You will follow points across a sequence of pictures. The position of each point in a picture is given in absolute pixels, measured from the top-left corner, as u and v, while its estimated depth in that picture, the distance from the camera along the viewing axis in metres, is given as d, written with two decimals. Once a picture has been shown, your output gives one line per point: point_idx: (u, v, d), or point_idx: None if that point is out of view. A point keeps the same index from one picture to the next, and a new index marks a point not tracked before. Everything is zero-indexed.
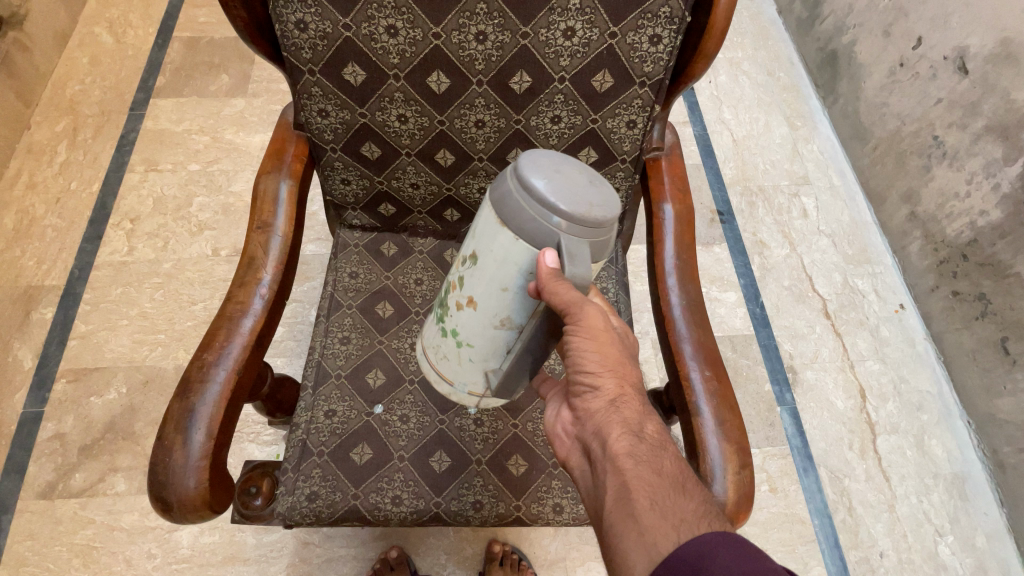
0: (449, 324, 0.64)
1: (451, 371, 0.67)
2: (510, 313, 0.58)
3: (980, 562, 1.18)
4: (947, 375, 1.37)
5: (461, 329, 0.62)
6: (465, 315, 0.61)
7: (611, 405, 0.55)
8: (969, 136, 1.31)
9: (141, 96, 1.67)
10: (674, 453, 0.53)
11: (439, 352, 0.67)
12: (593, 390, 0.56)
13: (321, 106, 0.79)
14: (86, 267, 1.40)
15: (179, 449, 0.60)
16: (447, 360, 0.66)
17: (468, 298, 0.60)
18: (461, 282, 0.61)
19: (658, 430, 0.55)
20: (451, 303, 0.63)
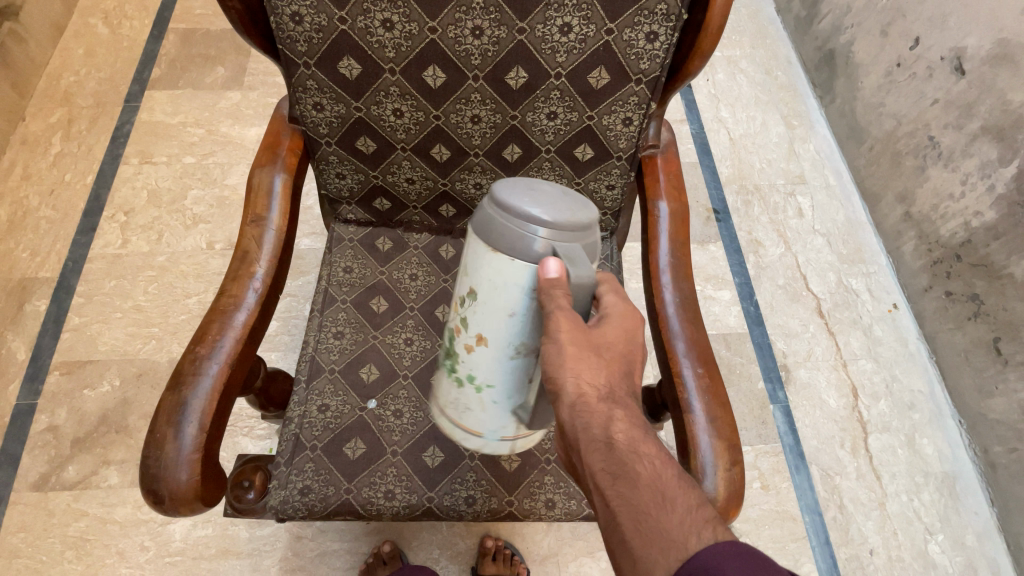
0: (463, 366, 0.63)
1: (467, 417, 0.66)
2: (523, 339, 0.58)
3: (969, 561, 1.19)
4: (939, 375, 1.38)
5: (478, 371, 0.62)
6: (479, 355, 0.61)
7: (573, 409, 0.52)
8: (965, 136, 1.32)
9: (137, 88, 1.66)
10: (649, 455, 0.49)
11: (460, 400, 0.65)
12: (556, 392, 0.53)
13: (317, 99, 0.79)
14: (80, 260, 1.39)
15: (171, 442, 0.60)
16: (474, 409, 0.65)
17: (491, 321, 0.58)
18: (468, 311, 0.60)
19: (627, 427, 0.50)
20: (459, 337, 0.62)
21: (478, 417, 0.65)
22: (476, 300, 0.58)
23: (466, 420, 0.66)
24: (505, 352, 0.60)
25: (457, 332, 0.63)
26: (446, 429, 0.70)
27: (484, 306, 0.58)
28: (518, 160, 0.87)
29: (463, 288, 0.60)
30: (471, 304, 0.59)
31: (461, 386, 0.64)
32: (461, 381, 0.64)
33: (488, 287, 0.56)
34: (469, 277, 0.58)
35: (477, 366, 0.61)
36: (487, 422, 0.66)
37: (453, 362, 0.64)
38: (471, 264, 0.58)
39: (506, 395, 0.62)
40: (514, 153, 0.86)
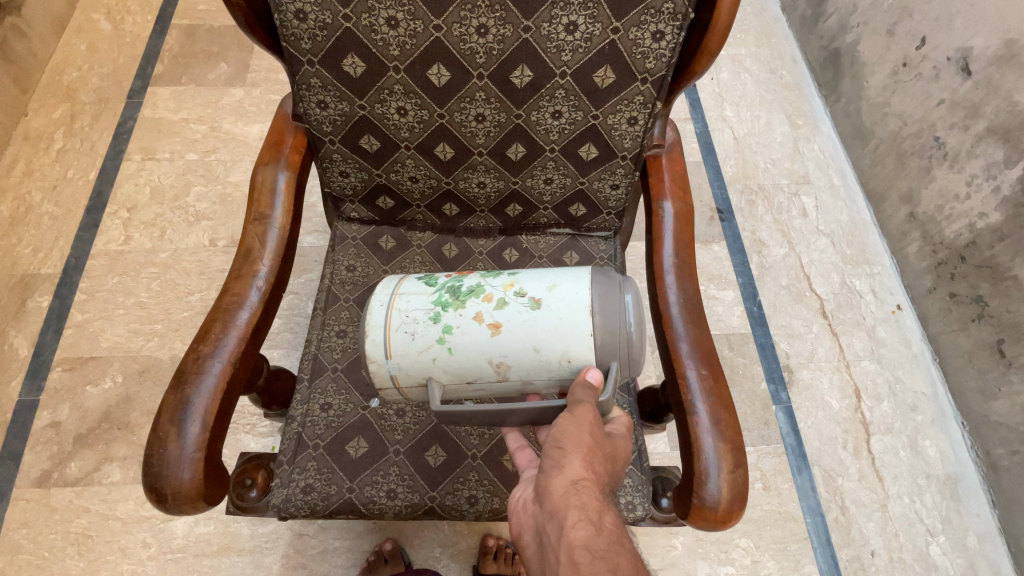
0: (461, 314, 0.64)
1: (399, 339, 0.64)
2: (512, 365, 0.64)
3: (970, 563, 1.19)
4: (942, 376, 1.38)
5: (459, 331, 0.63)
6: (476, 328, 0.63)
7: (572, 486, 0.55)
8: (970, 137, 1.31)
9: (139, 84, 1.66)
10: (631, 551, 0.53)
11: (414, 325, 0.64)
12: (558, 468, 0.57)
13: (321, 97, 0.79)
14: (82, 256, 1.39)
15: (174, 440, 0.60)
16: (412, 340, 0.64)
17: (518, 327, 0.63)
18: (517, 302, 0.64)
19: (616, 524, 0.54)
20: (481, 302, 0.65)
21: (406, 350, 0.64)
22: (530, 310, 0.63)
23: (396, 343, 0.64)
24: (495, 342, 0.63)
25: (490, 293, 0.65)
26: (368, 315, 0.66)
27: (531, 317, 0.63)
28: (522, 159, 0.87)
29: (534, 290, 0.65)
30: (522, 303, 0.64)
31: (434, 320, 0.64)
32: (432, 322, 0.64)
33: (549, 317, 0.63)
34: (548, 292, 0.64)
35: (467, 327, 0.63)
36: (407, 359, 0.64)
37: (452, 302, 0.65)
38: (554, 289, 0.65)
39: (458, 356, 0.63)
40: (518, 152, 0.86)
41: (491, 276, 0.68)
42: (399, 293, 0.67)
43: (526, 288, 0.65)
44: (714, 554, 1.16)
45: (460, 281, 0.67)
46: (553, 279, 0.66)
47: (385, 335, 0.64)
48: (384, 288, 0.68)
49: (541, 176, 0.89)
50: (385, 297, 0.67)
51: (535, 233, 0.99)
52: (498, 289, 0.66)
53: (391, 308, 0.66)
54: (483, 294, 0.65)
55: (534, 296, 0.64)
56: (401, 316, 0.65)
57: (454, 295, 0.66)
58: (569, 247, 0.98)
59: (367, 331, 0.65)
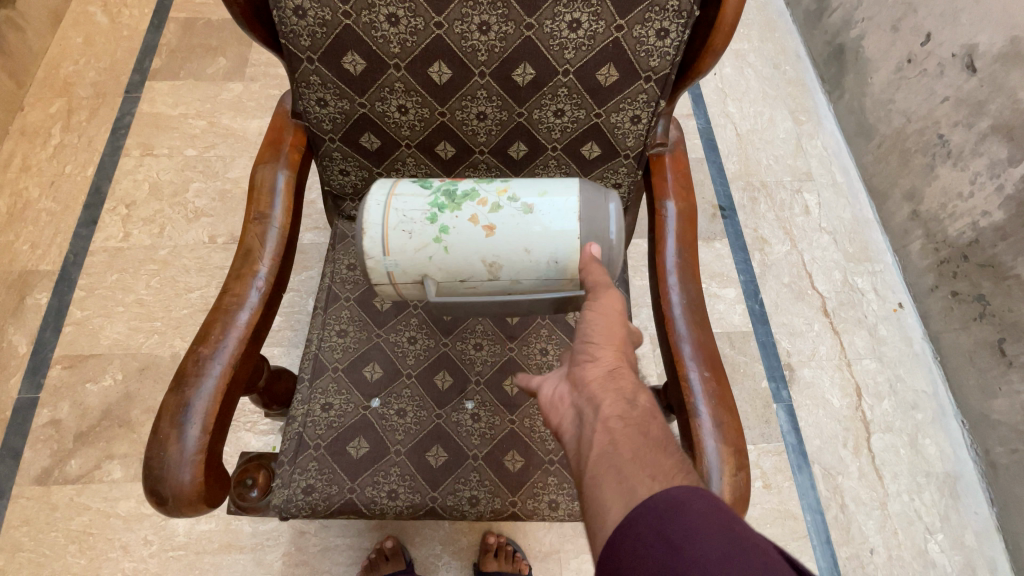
0: (456, 216, 0.63)
1: (400, 236, 0.63)
2: (504, 264, 0.63)
3: (969, 561, 1.20)
4: (943, 375, 1.38)
5: (454, 230, 0.63)
6: (471, 229, 0.63)
7: (608, 374, 0.56)
8: (974, 135, 1.30)
9: (136, 78, 1.64)
10: (662, 423, 0.54)
11: (412, 224, 0.63)
12: (593, 358, 0.58)
13: (321, 94, 0.78)
14: (81, 253, 1.38)
15: (174, 443, 0.60)
16: (410, 238, 0.62)
17: (508, 230, 0.62)
18: (511, 206, 0.63)
19: (648, 401, 0.56)
20: (477, 205, 0.64)
21: (404, 247, 0.63)
22: (522, 214, 0.63)
23: (399, 241, 0.63)
24: (488, 244, 0.62)
25: (484, 198, 0.64)
26: (366, 213, 0.64)
27: (522, 220, 0.63)
28: (524, 158, 0.86)
29: (528, 194, 0.64)
30: (514, 207, 0.63)
31: (431, 220, 0.63)
32: (430, 221, 0.63)
33: (539, 222, 0.62)
34: (540, 196, 0.64)
35: (462, 228, 0.63)
36: (404, 256, 0.63)
37: (447, 204, 0.64)
38: (543, 194, 0.64)
39: (453, 257, 0.63)
40: (520, 151, 0.85)
41: (486, 181, 0.67)
42: (397, 191, 0.65)
43: (519, 193, 0.64)
44: None
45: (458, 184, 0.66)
46: (546, 186, 0.65)
47: (386, 232, 0.63)
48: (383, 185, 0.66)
49: (543, 176, 0.88)
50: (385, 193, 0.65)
51: None
52: (491, 194, 0.65)
53: (388, 207, 0.64)
54: (476, 197, 0.64)
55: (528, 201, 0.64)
56: (403, 214, 0.63)
57: (451, 198, 0.64)
58: None
59: (366, 226, 0.63)
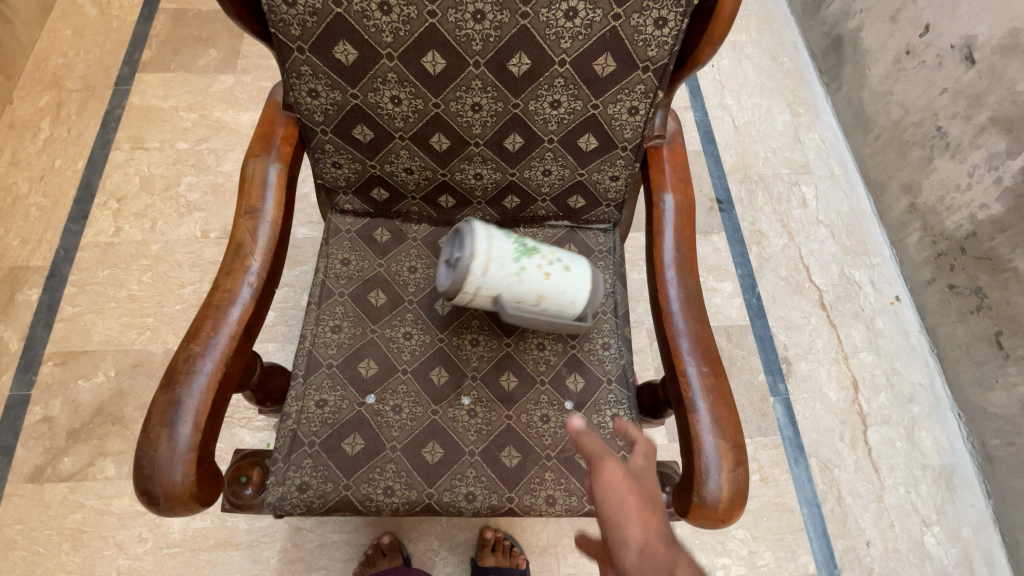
0: (529, 261, 0.73)
1: (495, 265, 0.71)
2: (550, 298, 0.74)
3: (964, 552, 1.20)
4: (939, 368, 1.38)
5: (529, 268, 0.72)
6: (541, 271, 0.73)
7: (643, 556, 0.50)
8: (973, 127, 1.30)
9: (127, 71, 1.61)
10: None
11: (505, 261, 0.71)
12: (623, 542, 0.52)
13: (312, 85, 0.76)
14: (72, 248, 1.37)
15: (165, 442, 0.59)
16: (501, 268, 0.71)
17: (558, 281, 0.73)
18: (566, 265, 0.74)
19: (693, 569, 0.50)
20: (549, 257, 0.74)
21: (497, 273, 0.71)
22: (566, 271, 0.74)
23: (490, 269, 0.71)
24: (544, 288, 0.73)
25: (549, 251, 0.74)
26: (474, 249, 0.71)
27: (568, 276, 0.74)
28: (520, 150, 0.84)
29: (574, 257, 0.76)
30: (567, 265, 0.74)
31: (513, 259, 0.72)
32: (509, 256, 0.72)
33: (576, 280, 0.74)
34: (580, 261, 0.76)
35: (533, 271, 0.72)
36: (492, 279, 0.71)
37: (524, 248, 0.73)
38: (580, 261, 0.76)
39: (518, 288, 0.72)
40: (516, 143, 0.83)
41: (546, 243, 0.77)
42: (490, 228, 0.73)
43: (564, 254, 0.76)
44: (711, 545, 1.16)
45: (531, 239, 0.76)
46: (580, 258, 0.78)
47: (481, 262, 0.71)
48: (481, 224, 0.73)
49: (539, 168, 0.87)
50: (486, 229, 0.72)
51: (533, 226, 0.97)
52: (550, 249, 0.75)
53: (492, 246, 0.71)
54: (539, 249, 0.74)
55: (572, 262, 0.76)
56: (499, 247, 0.72)
57: (529, 246, 0.74)
58: (568, 240, 0.96)
59: (475, 253, 0.70)
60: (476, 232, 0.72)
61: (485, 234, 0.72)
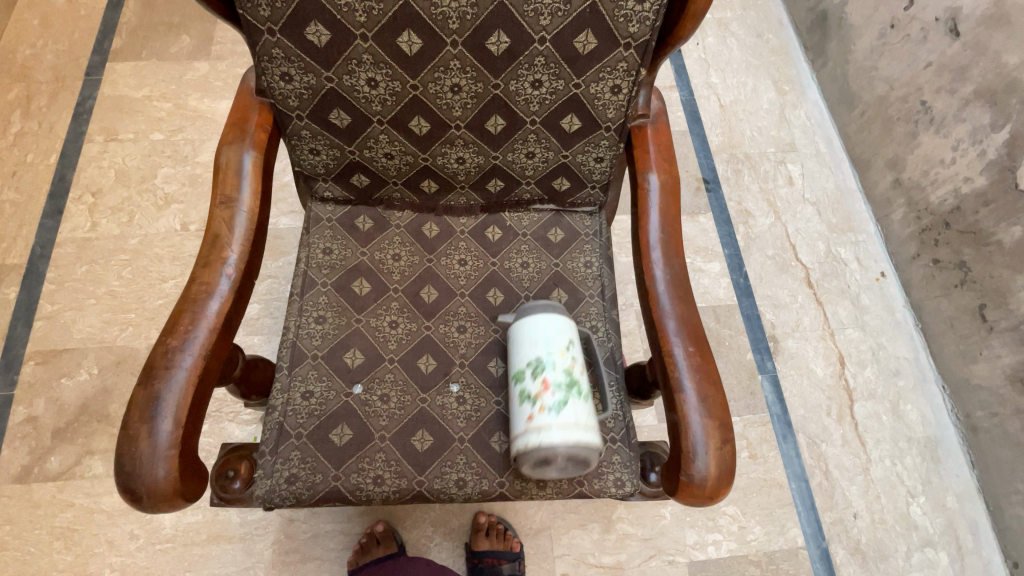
0: (559, 377, 0.73)
1: (581, 420, 0.70)
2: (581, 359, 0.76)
3: (949, 521, 1.23)
4: (924, 342, 1.39)
5: (564, 377, 0.73)
6: (567, 368, 0.74)
7: None
8: (957, 101, 1.30)
9: (97, 60, 1.56)
10: None
11: (557, 403, 0.71)
12: None
13: (284, 69, 0.74)
14: (48, 245, 1.33)
15: (145, 439, 0.58)
16: (573, 411, 0.70)
17: (570, 356, 0.75)
18: (554, 353, 0.74)
19: None
20: (554, 370, 0.73)
21: (578, 408, 0.71)
22: (557, 349, 0.75)
23: (589, 428, 0.70)
24: (581, 379, 0.74)
25: (552, 372, 0.73)
26: (568, 435, 0.69)
27: (562, 345, 0.75)
28: (502, 132, 0.83)
29: (540, 351, 0.75)
30: (555, 352, 0.74)
31: (559, 398, 0.71)
32: (574, 409, 0.70)
33: (557, 337, 0.75)
34: (539, 343, 0.75)
35: (569, 374, 0.73)
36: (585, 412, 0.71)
37: (551, 405, 0.71)
38: (531, 344, 0.76)
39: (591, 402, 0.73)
40: (498, 125, 0.82)
41: (523, 378, 0.75)
42: (537, 427, 0.71)
43: (533, 352, 0.75)
44: (702, 522, 1.18)
45: (527, 384, 0.74)
46: (537, 341, 0.76)
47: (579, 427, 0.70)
48: (539, 440, 0.70)
49: (522, 150, 0.85)
50: (544, 430, 0.70)
51: (519, 210, 0.96)
52: (540, 363, 0.74)
53: (553, 420, 0.70)
54: (543, 376, 0.73)
55: (549, 347, 0.75)
56: (572, 421, 0.70)
57: (557, 406, 0.70)
58: (554, 224, 0.95)
59: (574, 437, 0.69)
60: (556, 447, 0.69)
61: (557, 442, 0.69)
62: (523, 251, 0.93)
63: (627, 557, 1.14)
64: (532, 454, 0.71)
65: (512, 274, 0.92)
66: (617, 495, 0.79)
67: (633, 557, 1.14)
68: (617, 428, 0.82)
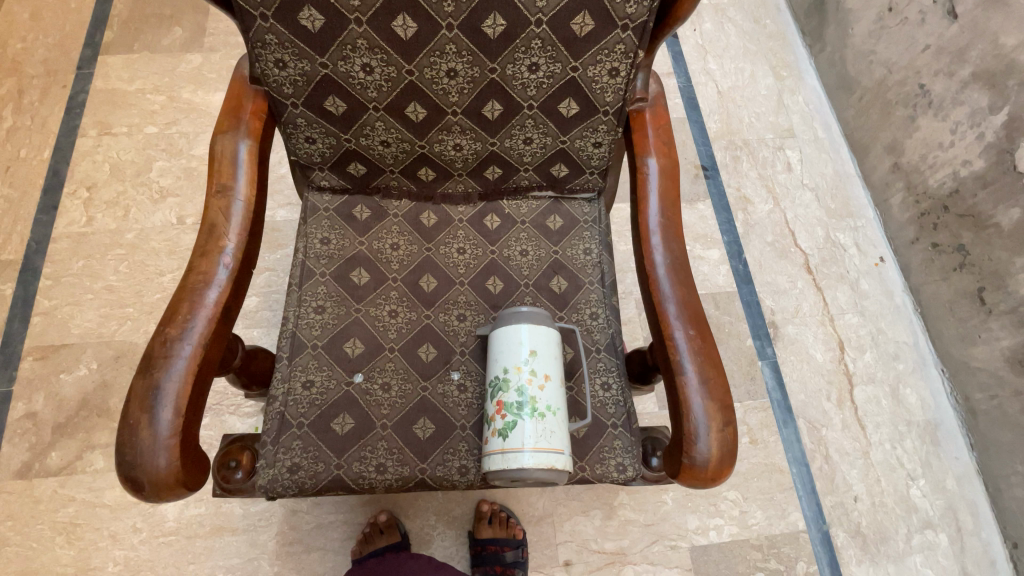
0: (510, 398, 0.73)
1: (532, 441, 0.70)
2: (545, 374, 0.74)
3: (949, 504, 1.24)
4: (923, 326, 1.40)
5: (512, 399, 0.73)
6: (519, 388, 0.73)
7: None
8: (955, 84, 1.30)
9: (88, 53, 1.55)
10: None
11: (507, 428, 0.72)
12: None
13: (278, 56, 0.73)
14: (44, 240, 1.32)
15: (145, 428, 0.57)
16: (521, 432, 0.71)
17: (524, 372, 0.74)
18: (507, 371, 0.75)
19: None
20: (507, 392, 0.73)
21: (527, 429, 0.71)
22: (511, 366, 0.74)
23: (542, 449, 0.70)
24: (536, 395, 0.73)
25: (505, 392, 0.74)
26: (517, 459, 0.70)
27: (516, 361, 0.74)
28: (499, 118, 0.82)
29: (495, 369, 0.76)
30: (508, 370, 0.74)
31: (508, 421, 0.72)
32: (523, 431, 0.71)
33: (511, 353, 0.75)
34: (496, 360, 0.76)
35: (520, 393, 0.73)
36: (534, 433, 0.70)
37: (500, 427, 0.72)
38: (495, 361, 0.77)
39: (553, 419, 0.72)
40: (495, 110, 0.81)
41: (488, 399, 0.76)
42: (491, 450, 0.73)
43: (494, 370, 0.76)
44: (703, 507, 1.18)
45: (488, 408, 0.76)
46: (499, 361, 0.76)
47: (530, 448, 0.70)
48: (492, 464, 0.72)
49: (520, 136, 0.85)
50: (496, 453, 0.72)
51: (517, 198, 0.95)
52: (496, 385, 0.75)
53: (503, 444, 0.71)
54: (497, 397, 0.74)
55: (504, 366, 0.75)
56: (522, 445, 0.70)
57: (504, 431, 0.72)
58: (552, 211, 0.95)
59: (521, 459, 0.70)
60: (510, 469, 0.70)
61: (506, 464, 0.70)
62: (522, 238, 0.93)
63: (629, 543, 1.15)
64: (495, 474, 0.72)
65: (511, 261, 0.92)
66: (619, 479, 0.79)
67: (634, 543, 1.15)
68: (618, 414, 0.82)
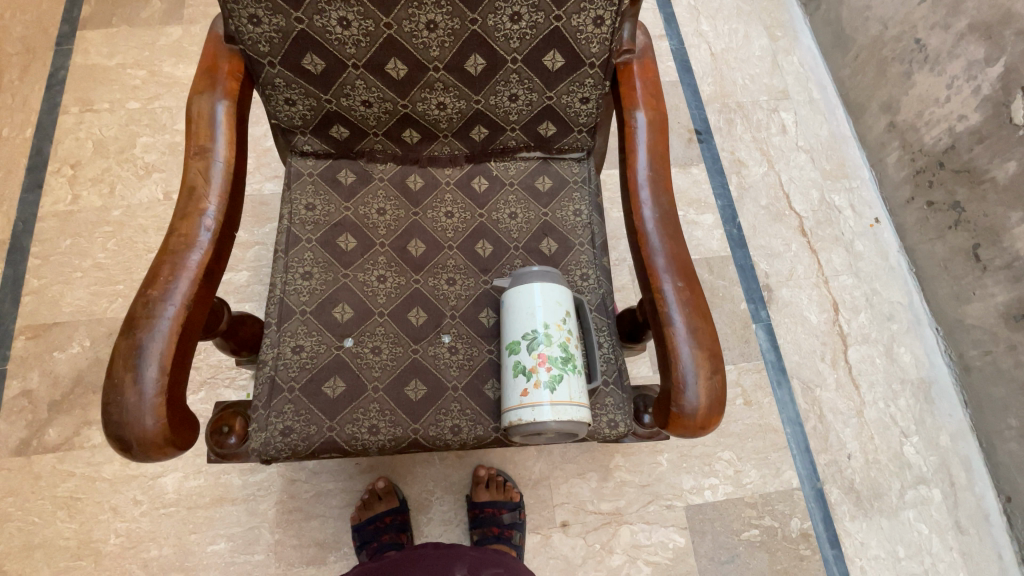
0: (553, 355, 0.72)
1: (577, 395, 0.71)
2: (575, 332, 0.76)
3: (943, 459, 1.25)
4: (918, 285, 1.39)
5: (559, 356, 0.72)
6: (559, 344, 0.73)
7: None
8: (951, 37, 1.28)
9: (67, 29, 1.51)
10: None
11: (556, 381, 0.71)
12: None
13: (252, 10, 0.71)
14: (30, 220, 1.31)
15: (131, 387, 0.57)
16: (566, 386, 0.71)
17: (564, 329, 0.74)
18: (548, 326, 0.73)
19: None
20: (551, 346, 0.73)
21: (571, 384, 0.71)
22: (552, 323, 0.74)
23: (583, 403, 0.72)
24: (575, 351, 0.74)
25: (547, 345, 0.72)
26: (563, 411, 0.70)
27: (555, 317, 0.74)
28: (482, 74, 0.80)
29: (534, 323, 0.74)
30: (550, 325, 0.73)
31: (552, 374, 0.71)
32: (571, 385, 0.71)
33: (552, 309, 0.74)
34: (535, 314, 0.74)
35: (563, 350, 0.73)
36: (578, 389, 0.72)
37: (547, 379, 0.71)
38: (530, 315, 0.74)
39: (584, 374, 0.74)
40: (478, 65, 0.79)
41: (519, 351, 0.74)
42: (534, 404, 0.70)
43: (529, 324, 0.74)
44: (698, 468, 1.19)
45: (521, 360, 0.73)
46: (534, 315, 0.74)
47: (573, 401, 0.70)
48: (541, 417, 0.70)
49: (504, 93, 0.83)
50: (543, 406, 0.70)
51: (505, 159, 0.93)
52: (538, 340, 0.73)
53: (550, 398, 0.70)
54: (538, 350, 0.73)
55: (543, 322, 0.73)
56: (566, 399, 0.70)
57: (551, 384, 0.70)
58: (541, 171, 0.93)
59: (568, 410, 0.70)
60: (557, 422, 0.70)
61: (557, 417, 0.69)
62: (510, 201, 0.92)
63: (625, 503, 1.16)
64: (517, 429, 0.72)
65: (500, 225, 0.90)
66: (611, 436, 0.80)
67: (631, 504, 1.16)
68: (610, 371, 0.82)
